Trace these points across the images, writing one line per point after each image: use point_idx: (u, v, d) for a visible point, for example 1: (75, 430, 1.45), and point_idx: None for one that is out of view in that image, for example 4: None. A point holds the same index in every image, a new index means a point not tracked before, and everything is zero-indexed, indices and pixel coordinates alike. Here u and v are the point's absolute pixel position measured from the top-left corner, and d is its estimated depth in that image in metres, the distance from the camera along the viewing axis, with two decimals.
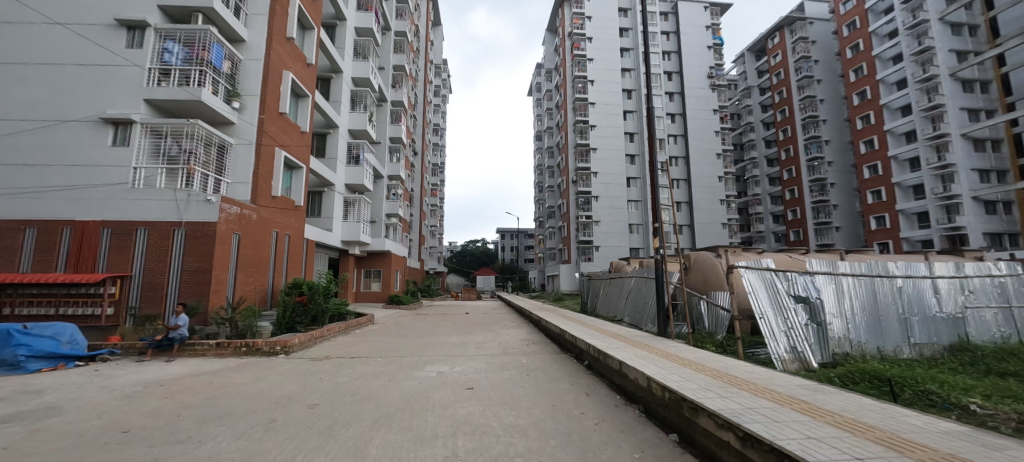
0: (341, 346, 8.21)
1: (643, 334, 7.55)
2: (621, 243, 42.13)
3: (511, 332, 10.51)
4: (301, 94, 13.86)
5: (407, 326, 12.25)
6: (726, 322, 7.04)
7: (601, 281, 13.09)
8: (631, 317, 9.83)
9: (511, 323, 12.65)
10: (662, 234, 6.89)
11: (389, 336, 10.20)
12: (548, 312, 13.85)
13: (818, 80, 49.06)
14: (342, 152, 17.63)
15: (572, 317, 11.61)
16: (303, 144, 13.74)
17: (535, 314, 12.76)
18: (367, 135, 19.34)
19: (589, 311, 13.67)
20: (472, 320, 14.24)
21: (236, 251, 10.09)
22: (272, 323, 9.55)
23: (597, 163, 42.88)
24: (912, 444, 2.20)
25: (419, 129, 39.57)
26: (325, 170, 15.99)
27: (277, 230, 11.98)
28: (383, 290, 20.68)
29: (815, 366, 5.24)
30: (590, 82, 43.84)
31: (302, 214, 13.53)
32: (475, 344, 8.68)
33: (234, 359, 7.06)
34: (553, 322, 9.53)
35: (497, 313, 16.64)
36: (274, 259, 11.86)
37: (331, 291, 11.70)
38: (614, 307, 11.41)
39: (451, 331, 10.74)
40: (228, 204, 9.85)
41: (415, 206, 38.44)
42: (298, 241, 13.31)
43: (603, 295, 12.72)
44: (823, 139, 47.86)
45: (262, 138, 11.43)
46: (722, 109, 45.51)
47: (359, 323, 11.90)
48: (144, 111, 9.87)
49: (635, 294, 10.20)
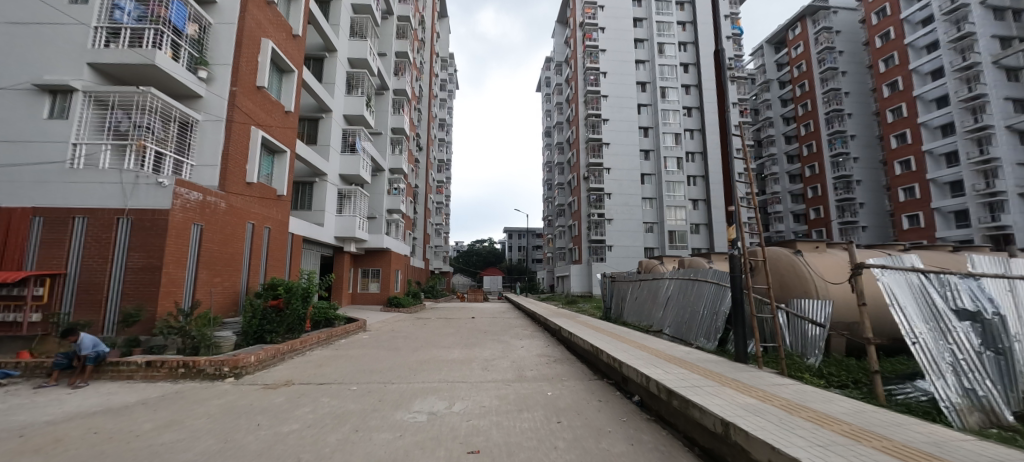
0: (314, 366, 6.49)
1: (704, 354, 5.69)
2: (635, 242, 40.18)
3: (525, 345, 8.70)
4: (286, 69, 12.18)
5: (403, 335, 10.49)
6: (820, 342, 5.24)
7: (628, 283, 11.22)
8: (675, 328, 7.99)
9: (523, 331, 10.88)
10: (741, 222, 5.00)
11: (379, 347, 8.48)
12: (564, 318, 12.02)
13: (843, 72, 46.54)
14: (336, 140, 15.98)
15: (597, 326, 9.78)
16: (287, 126, 12.07)
17: (550, 321, 10.97)
18: (365, 121, 17.67)
19: (612, 317, 11.82)
20: (478, 326, 12.49)
21: (197, 246, 8.41)
22: (235, 334, 7.88)
23: (610, 159, 41.01)
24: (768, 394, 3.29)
25: (423, 123, 37.97)
26: (315, 158, 14.35)
27: (253, 223, 10.35)
28: (382, 291, 18.97)
29: (1010, 420, 3.36)
30: (603, 74, 41.95)
31: (286, 206, 11.88)
32: (481, 362, 6.88)
33: (167, 385, 5.38)
34: (579, 334, 7.68)
35: (506, 318, 14.87)
36: (249, 256, 10.20)
37: (315, 293, 9.98)
38: (647, 315, 9.58)
39: (453, 343, 8.98)
40: (187, 188, 8.19)
41: (419, 204, 36.84)
42: (281, 236, 11.67)
43: (631, 300, 10.84)
44: (848, 133, 45.32)
45: (234, 114, 9.71)
46: (741, 102, 43.31)
47: (348, 330, 10.28)
48: (88, 78, 8.20)
49: (676, 299, 8.36)
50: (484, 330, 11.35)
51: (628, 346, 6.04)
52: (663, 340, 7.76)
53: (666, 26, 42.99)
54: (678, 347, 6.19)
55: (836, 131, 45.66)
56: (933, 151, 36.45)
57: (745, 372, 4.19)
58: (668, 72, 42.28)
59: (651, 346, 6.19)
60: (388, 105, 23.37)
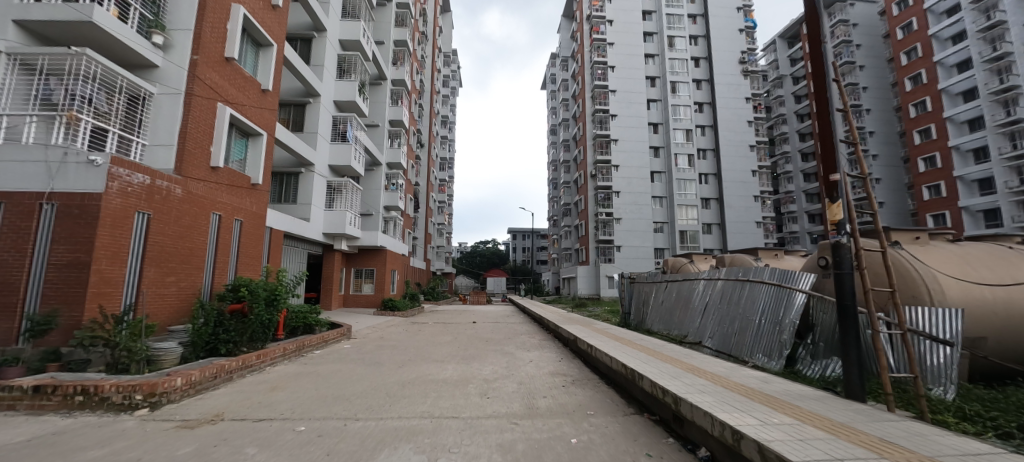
0: (265, 390, 5.06)
1: (780, 380, 4.17)
2: (645, 243, 38.59)
3: (533, 359, 7.19)
4: (264, 43, 10.79)
5: (392, 344, 9.07)
6: (951, 369, 3.74)
7: (652, 285, 9.74)
8: (717, 340, 6.54)
9: (530, 340, 9.38)
10: (848, 198, 3.51)
11: (358, 361, 7.00)
12: (575, 323, 10.52)
13: (861, 67, 44.74)
14: (325, 127, 14.56)
15: (615, 334, 8.29)
16: (265, 107, 10.68)
17: (561, 328, 9.50)
18: (358, 109, 16.28)
19: (632, 324, 10.36)
20: (479, 333, 11.03)
21: (142, 239, 7.05)
22: (182, 345, 6.48)
23: (618, 156, 39.44)
24: (889, 446, 2.33)
25: (425, 119, 37.02)
26: (300, 145, 12.97)
27: (219, 213, 8.99)
28: (376, 293, 17.53)
29: None
30: (611, 68, 40.44)
31: (262, 197, 10.51)
32: (481, 383, 5.41)
33: (52, 421, 3.95)
34: (602, 348, 6.17)
35: (512, 323, 13.45)
36: (215, 252, 8.87)
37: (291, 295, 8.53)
38: (676, 323, 8.11)
39: (449, 355, 7.54)
40: (127, 168, 6.77)
41: (419, 202, 35.52)
42: (257, 231, 10.37)
43: (656, 305, 9.33)
44: (867, 130, 43.53)
45: (195, 87, 8.33)
46: (755, 97, 41.67)
47: (328, 337, 8.88)
48: (13, 37, 6.78)
49: (718, 306, 6.87)
50: (486, 338, 9.91)
51: (673, 367, 4.50)
52: (705, 355, 6.27)
53: (677, 19, 41.47)
54: (739, 369, 4.64)
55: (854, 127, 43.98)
56: (959, 147, 34.61)
57: (889, 427, 2.66)
58: (678, 66, 40.76)
59: (702, 366, 4.72)
60: (385, 95, 22.03)
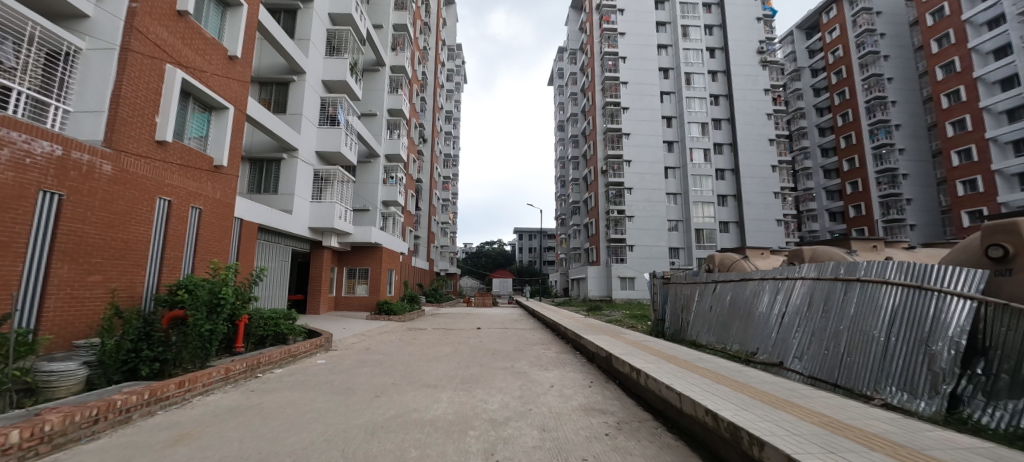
0: (161, 445, 3.32)
1: (1019, 458, 2.34)
2: (659, 242, 36.67)
3: (555, 383, 5.48)
4: (232, 2, 9.20)
5: (378, 358, 7.39)
6: None
7: (694, 286, 7.98)
8: (809, 362, 4.80)
9: (546, 355, 7.64)
10: None
11: (325, 385, 5.32)
12: (596, 331, 8.75)
13: (885, 57, 42.49)
14: (311, 109, 12.96)
15: (653, 346, 6.54)
16: (233, 77, 9.11)
17: (583, 338, 7.78)
18: (349, 90, 14.63)
19: (669, 334, 8.62)
20: (483, 342, 9.33)
21: (47, 224, 5.43)
22: (87, 366, 4.82)
23: (630, 151, 37.56)
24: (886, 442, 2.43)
25: (427, 113, 35.49)
26: (279, 126, 11.37)
27: (169, 198, 7.40)
28: (371, 295, 15.80)
29: None
30: (622, 59, 38.61)
31: (228, 182, 8.93)
32: (488, 429, 3.69)
33: None
34: (653, 373, 4.41)
35: (521, 330, 11.77)
36: (162, 246, 7.29)
37: (251, 298, 6.86)
38: (735, 336, 6.36)
39: (446, 377, 5.81)
40: (25, 134, 5.13)
41: (422, 200, 34.00)
42: (222, 222, 8.79)
43: (702, 312, 7.56)
44: (893, 123, 41.25)
45: (131, 41, 6.72)
46: (773, 89, 39.69)
47: (298, 350, 7.13)
48: None
49: (804, 315, 5.12)
50: (493, 351, 8.19)
51: (811, 426, 2.65)
52: (801, 385, 4.47)
53: (691, 8, 39.66)
54: (913, 425, 2.80)
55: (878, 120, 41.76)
56: (997, 139, 32.10)
57: None
58: (692, 57, 38.93)
59: (845, 420, 2.91)
60: (384, 81, 20.46)
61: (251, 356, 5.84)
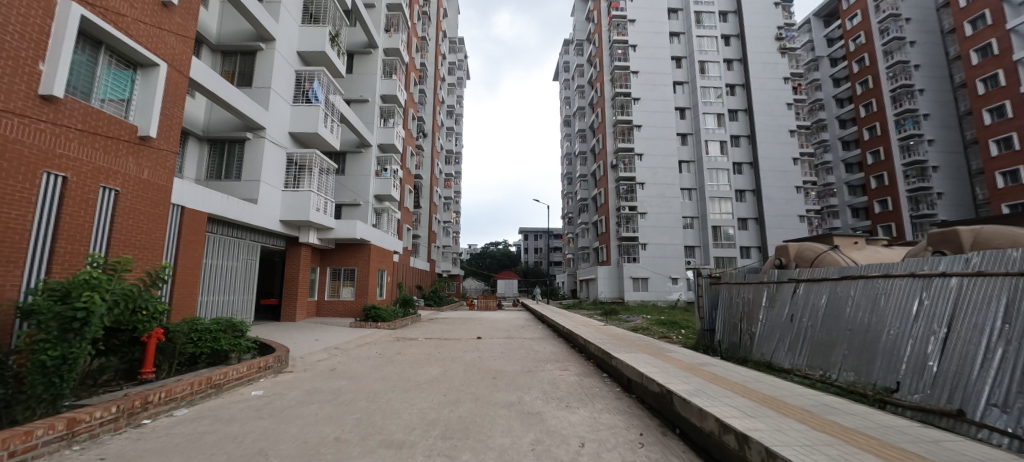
0: None
1: None
2: (673, 240, 34.52)
3: (586, 439, 3.49)
4: None
5: (337, 386, 5.48)
6: None
7: (768, 286, 5.88)
8: (1018, 416, 2.69)
9: (564, 382, 5.62)
10: None
11: (222, 448, 3.31)
12: (625, 344, 6.80)
13: (912, 43, 40.15)
14: (283, 82, 11.12)
15: (716, 372, 4.59)
16: (165, 26, 7.23)
17: (614, 356, 5.78)
18: (330, 64, 12.77)
19: (726, 351, 6.57)
20: (483, 358, 7.41)
21: None
22: None
23: (642, 144, 35.47)
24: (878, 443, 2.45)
25: (426, 107, 33.71)
26: (239, 98, 9.54)
27: (61, 173, 5.54)
28: (357, 299, 13.92)
29: None
30: (632, 47, 36.61)
31: (157, 160, 7.05)
32: None
33: None
34: (774, 444, 2.37)
35: (529, 341, 9.86)
36: (50, 235, 5.38)
37: (150, 316, 4.89)
38: (847, 360, 4.34)
39: (420, 427, 3.83)
40: None
41: (422, 198, 32.27)
42: (149, 208, 6.92)
43: (781, 323, 5.49)
44: (921, 112, 38.73)
45: None
46: (793, 78, 37.49)
47: (225, 378, 5.13)
48: None
49: (1000, 335, 2.98)
50: (494, 372, 6.24)
51: None
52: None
53: None
54: None
55: (905, 110, 39.26)
56: None
57: None
58: (707, 44, 36.91)
59: None
60: (376, 64, 18.64)
61: (129, 396, 3.87)
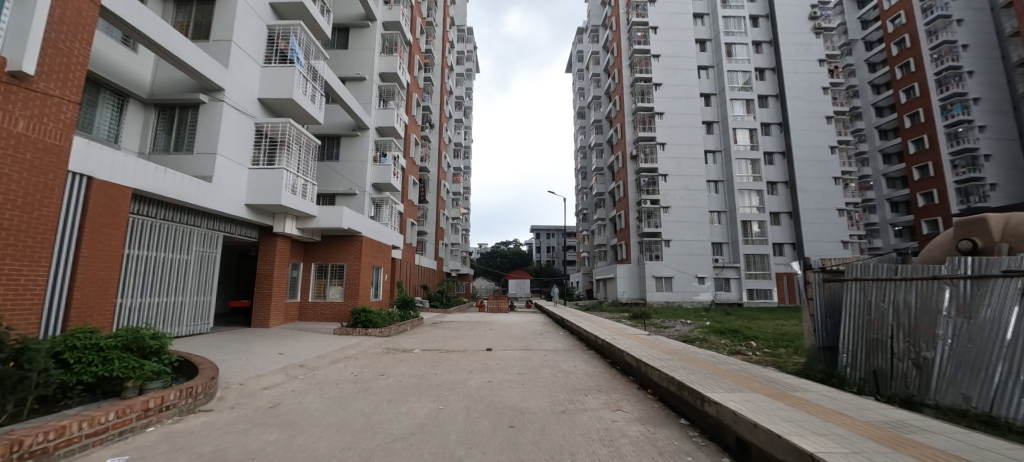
0: None
1: None
2: (700, 236, 31.92)
3: None
4: None
5: (251, 445, 3.31)
6: None
7: (956, 293, 3.59)
8: None
9: (626, 441, 3.37)
10: None
11: None
12: (707, 371, 4.60)
13: (958, 21, 36.88)
14: (249, 36, 9.18)
15: (938, 446, 2.36)
16: None
17: (708, 398, 3.52)
18: (309, 18, 10.78)
19: (869, 388, 4.27)
20: (496, 387, 5.22)
21: None
22: None
23: (664, 133, 32.93)
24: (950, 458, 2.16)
25: (433, 96, 31.74)
26: (191, 50, 7.56)
27: None
28: (346, 300, 11.92)
29: None
30: (652, 29, 34.12)
31: (43, 110, 5.03)
32: None
33: None
34: None
35: (554, 356, 7.67)
36: None
37: None
38: None
39: None
40: None
41: (428, 192, 30.27)
42: (27, 175, 4.85)
43: (1002, 351, 3.19)
44: (970, 96, 35.43)
45: None
46: (829, 60, 34.53)
47: (57, 438, 2.88)
48: None
49: None
50: (512, 415, 4.03)
51: None
52: None
53: None
54: None
55: (952, 94, 35.86)
56: None
57: None
58: (733, 26, 34.29)
59: None
60: (375, 39, 16.71)
61: None
